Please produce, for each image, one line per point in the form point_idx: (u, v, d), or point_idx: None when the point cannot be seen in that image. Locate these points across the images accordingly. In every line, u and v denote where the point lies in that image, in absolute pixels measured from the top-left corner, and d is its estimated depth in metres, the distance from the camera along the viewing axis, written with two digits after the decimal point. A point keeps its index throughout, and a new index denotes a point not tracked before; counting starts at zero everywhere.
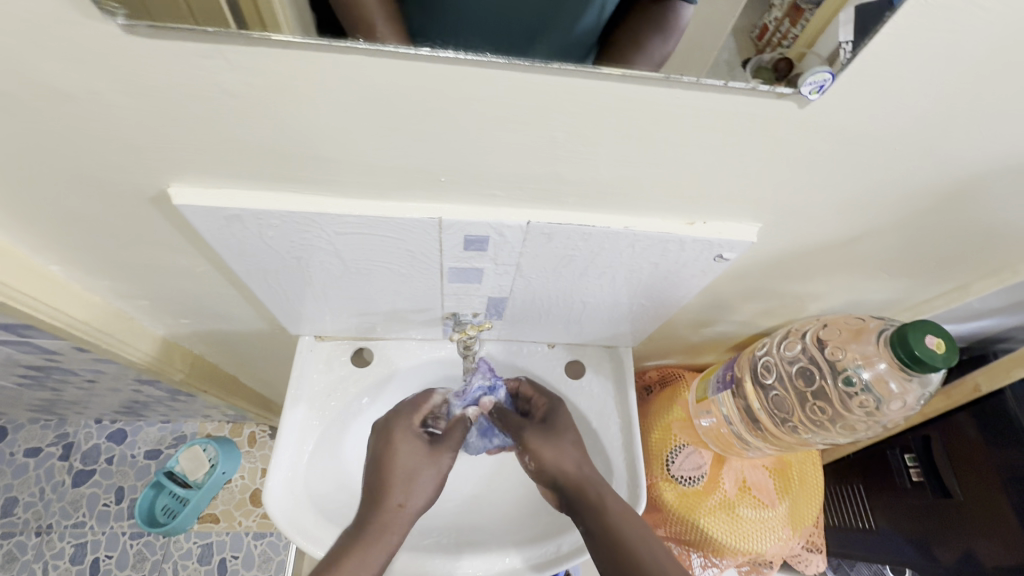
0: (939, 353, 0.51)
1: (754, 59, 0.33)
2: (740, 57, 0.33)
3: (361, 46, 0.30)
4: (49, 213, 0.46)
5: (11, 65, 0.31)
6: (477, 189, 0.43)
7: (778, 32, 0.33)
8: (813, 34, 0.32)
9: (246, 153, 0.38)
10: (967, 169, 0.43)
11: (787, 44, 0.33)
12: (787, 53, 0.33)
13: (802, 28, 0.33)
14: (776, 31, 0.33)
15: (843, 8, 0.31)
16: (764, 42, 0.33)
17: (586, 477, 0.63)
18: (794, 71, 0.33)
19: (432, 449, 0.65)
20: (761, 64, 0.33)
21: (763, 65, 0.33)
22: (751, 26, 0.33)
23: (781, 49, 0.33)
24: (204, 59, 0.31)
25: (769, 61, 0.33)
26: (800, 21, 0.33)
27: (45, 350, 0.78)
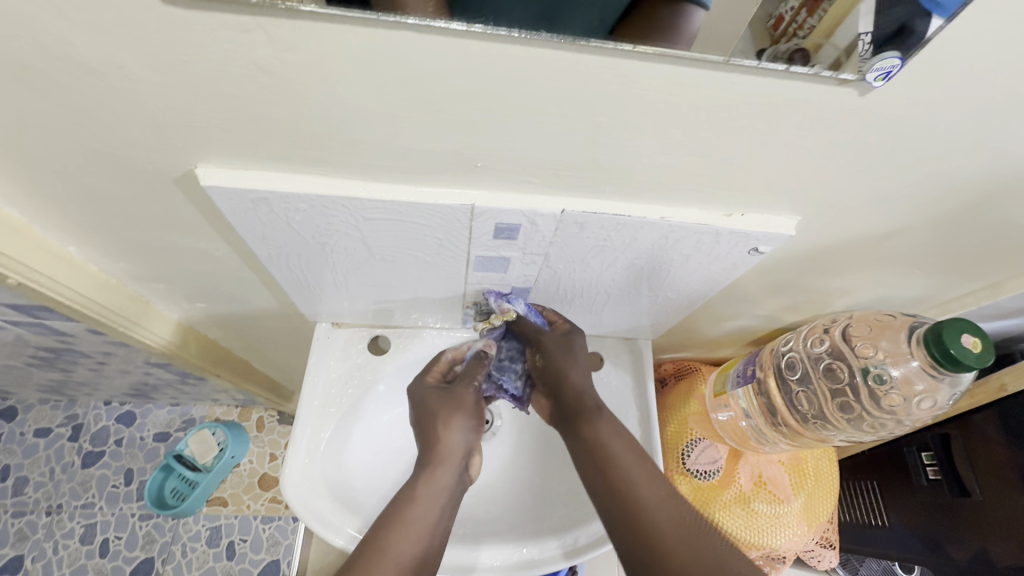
0: (973, 352, 0.50)
1: (771, 49, 0.31)
2: (755, 47, 0.31)
3: (410, 22, 0.29)
4: (69, 193, 0.45)
5: (39, 36, 0.30)
6: (511, 175, 0.42)
7: (794, 22, 0.32)
8: (830, 25, 0.32)
9: (276, 133, 0.37)
10: (1018, 164, 0.41)
11: (802, 35, 0.32)
12: (803, 44, 0.32)
13: (819, 18, 0.32)
14: (792, 21, 0.31)
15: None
16: (779, 32, 0.32)
17: (591, 400, 0.63)
18: (811, 60, 0.32)
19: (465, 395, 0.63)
20: (778, 53, 0.31)
21: (779, 56, 0.31)
22: (768, 15, 0.31)
23: (796, 40, 0.32)
24: (241, 34, 0.29)
25: (784, 52, 0.31)
26: (817, 10, 0.32)
27: (57, 331, 0.77)
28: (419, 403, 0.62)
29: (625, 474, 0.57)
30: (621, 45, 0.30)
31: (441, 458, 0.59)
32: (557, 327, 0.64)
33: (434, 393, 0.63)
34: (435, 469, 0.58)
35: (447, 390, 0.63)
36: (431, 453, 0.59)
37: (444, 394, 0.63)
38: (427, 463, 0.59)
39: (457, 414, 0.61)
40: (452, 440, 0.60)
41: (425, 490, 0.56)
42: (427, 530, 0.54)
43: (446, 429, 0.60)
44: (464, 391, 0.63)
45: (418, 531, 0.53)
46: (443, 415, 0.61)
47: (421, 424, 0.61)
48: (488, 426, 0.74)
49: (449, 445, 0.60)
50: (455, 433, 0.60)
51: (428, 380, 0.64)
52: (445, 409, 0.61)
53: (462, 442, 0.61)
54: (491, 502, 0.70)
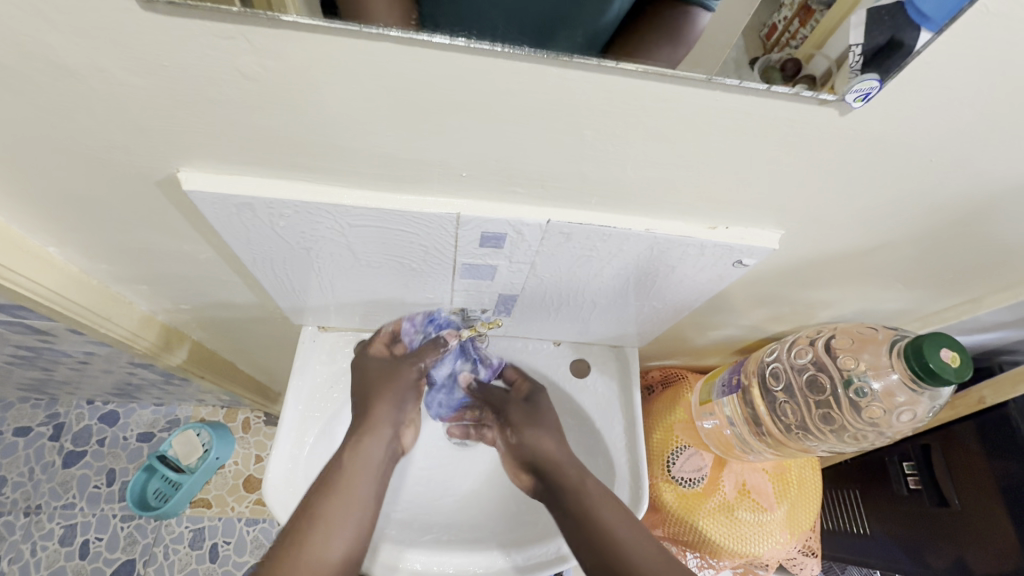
0: (952, 366, 0.51)
1: (763, 59, 0.32)
2: (748, 56, 0.32)
3: (393, 34, 0.29)
4: (49, 193, 0.44)
5: (16, 38, 0.29)
6: (497, 186, 0.42)
7: (787, 32, 0.33)
8: (822, 37, 0.33)
9: (261, 139, 0.37)
10: (996, 183, 0.42)
11: (795, 45, 0.33)
12: (796, 53, 0.33)
13: (810, 29, 0.33)
14: (785, 31, 0.33)
15: (855, 10, 0.32)
16: (772, 42, 0.32)
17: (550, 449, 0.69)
18: (802, 72, 0.33)
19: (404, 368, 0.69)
20: (770, 64, 0.32)
21: (772, 65, 0.32)
22: (761, 24, 0.33)
23: (789, 49, 0.33)
24: (224, 40, 0.29)
25: (778, 61, 0.32)
26: (808, 21, 0.33)
27: (38, 330, 0.76)
28: (364, 371, 0.69)
29: (592, 502, 0.64)
30: (606, 60, 0.30)
31: (372, 433, 0.65)
32: (518, 389, 0.74)
33: (380, 365, 0.69)
34: (365, 441, 0.64)
35: (391, 362, 0.69)
36: (363, 425, 0.65)
37: (387, 367, 0.69)
38: (356, 433, 0.65)
39: (392, 390, 0.68)
40: (381, 415, 0.66)
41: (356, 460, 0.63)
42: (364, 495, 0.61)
43: (380, 403, 0.66)
44: (407, 369, 0.69)
45: (355, 497, 0.60)
46: (381, 386, 0.68)
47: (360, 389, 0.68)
48: (475, 431, 0.74)
49: (378, 420, 0.66)
50: (388, 407, 0.67)
51: (374, 352, 0.69)
52: (384, 381, 0.68)
53: (393, 417, 0.67)
54: (476, 508, 0.70)
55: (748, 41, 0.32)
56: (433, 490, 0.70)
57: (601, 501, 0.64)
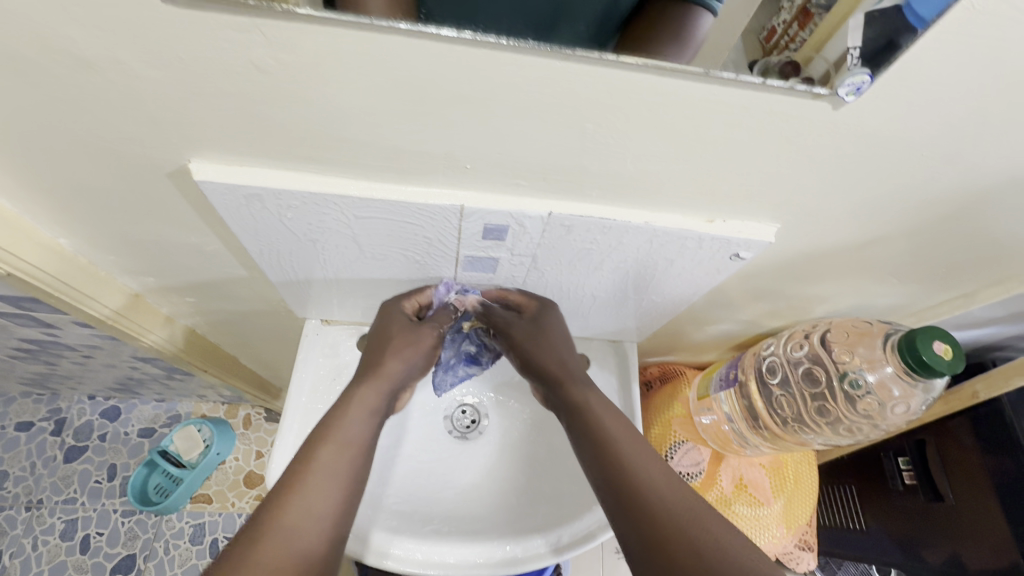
0: (945, 359, 0.52)
1: (762, 62, 0.35)
2: (747, 58, 0.34)
3: (402, 28, 0.30)
4: (61, 184, 0.45)
5: (36, 30, 0.30)
6: (499, 179, 0.43)
7: (786, 35, 0.36)
8: (820, 41, 0.35)
9: (272, 132, 0.38)
10: (988, 178, 0.43)
11: (794, 47, 0.36)
12: (795, 55, 0.35)
13: (810, 31, 0.36)
14: (784, 34, 0.36)
15: (853, 14, 0.34)
16: (771, 43, 0.36)
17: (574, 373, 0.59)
18: (801, 73, 0.34)
19: (426, 330, 0.60)
20: (769, 67, 0.34)
21: (771, 66, 0.34)
22: (762, 27, 0.37)
23: (788, 51, 0.36)
24: (238, 33, 0.30)
25: (776, 63, 0.35)
26: (808, 24, 0.36)
27: (43, 323, 0.77)
28: (384, 326, 0.60)
29: (610, 436, 0.52)
30: (607, 55, 0.32)
31: (377, 384, 0.56)
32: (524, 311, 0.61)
33: (403, 321, 0.60)
34: (366, 397, 0.54)
35: (413, 323, 0.61)
36: (368, 377, 0.56)
37: (410, 327, 0.60)
38: (359, 384, 0.55)
39: (409, 350, 0.59)
40: (392, 371, 0.57)
41: (360, 405, 0.53)
42: (360, 446, 0.50)
43: (394, 359, 0.58)
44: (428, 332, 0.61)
45: (347, 448, 0.49)
46: (396, 342, 0.59)
47: (375, 340, 0.60)
48: (475, 426, 0.76)
49: (388, 373, 0.57)
50: (399, 365, 0.58)
51: (404, 306, 0.61)
52: (401, 340, 0.59)
53: (399, 375, 0.58)
54: (476, 501, 0.71)
55: (748, 47, 0.35)
56: (434, 483, 0.71)
57: (619, 435, 0.53)
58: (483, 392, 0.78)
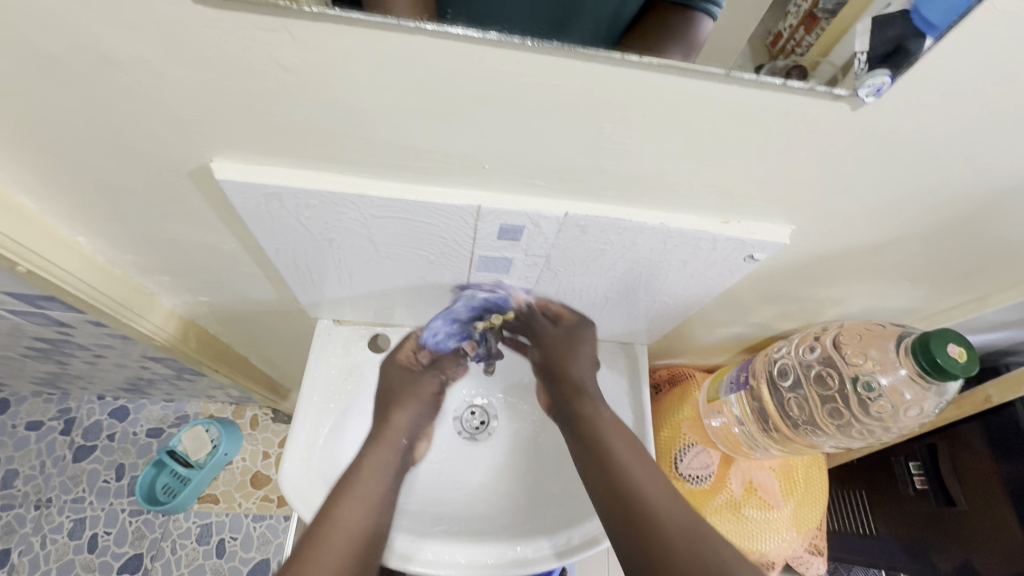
0: (960, 362, 0.52)
1: (768, 65, 0.34)
2: (753, 62, 0.34)
3: (427, 28, 0.30)
4: (83, 183, 0.46)
5: (69, 30, 0.31)
6: (516, 179, 0.43)
7: (793, 40, 0.35)
8: (828, 43, 0.35)
9: (294, 131, 0.38)
10: (1003, 180, 0.43)
11: (800, 53, 0.35)
12: (801, 60, 0.35)
13: (817, 35, 0.36)
14: (790, 39, 0.35)
15: (861, 18, 0.34)
16: (777, 48, 0.35)
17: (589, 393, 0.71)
18: (806, 76, 0.34)
19: (425, 381, 0.72)
20: (776, 69, 0.34)
21: (778, 70, 0.34)
22: (767, 32, 0.36)
23: (793, 56, 0.35)
24: (266, 32, 0.31)
25: (782, 67, 0.34)
26: (814, 28, 0.36)
27: (57, 322, 0.77)
28: (388, 382, 0.71)
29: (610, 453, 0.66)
30: (628, 55, 0.32)
31: (387, 446, 0.67)
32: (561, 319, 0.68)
33: (402, 375, 0.72)
34: (378, 450, 0.66)
35: (413, 376, 0.72)
36: (380, 434, 0.68)
37: (410, 379, 0.71)
38: (373, 446, 0.67)
39: (415, 401, 0.71)
40: (400, 425, 0.69)
41: (374, 466, 0.65)
42: (378, 503, 0.62)
43: (400, 411, 0.69)
44: (428, 381, 0.72)
45: (387, 452, 0.67)
46: (399, 396, 0.71)
47: (381, 395, 0.71)
48: (484, 427, 0.76)
49: (395, 430, 0.68)
50: (406, 417, 0.70)
51: (398, 360, 0.72)
52: (405, 392, 0.71)
53: (407, 426, 0.69)
54: (486, 502, 0.71)
55: (757, 52, 0.35)
56: (444, 484, 0.71)
57: (620, 449, 0.66)
58: (492, 393, 0.78)
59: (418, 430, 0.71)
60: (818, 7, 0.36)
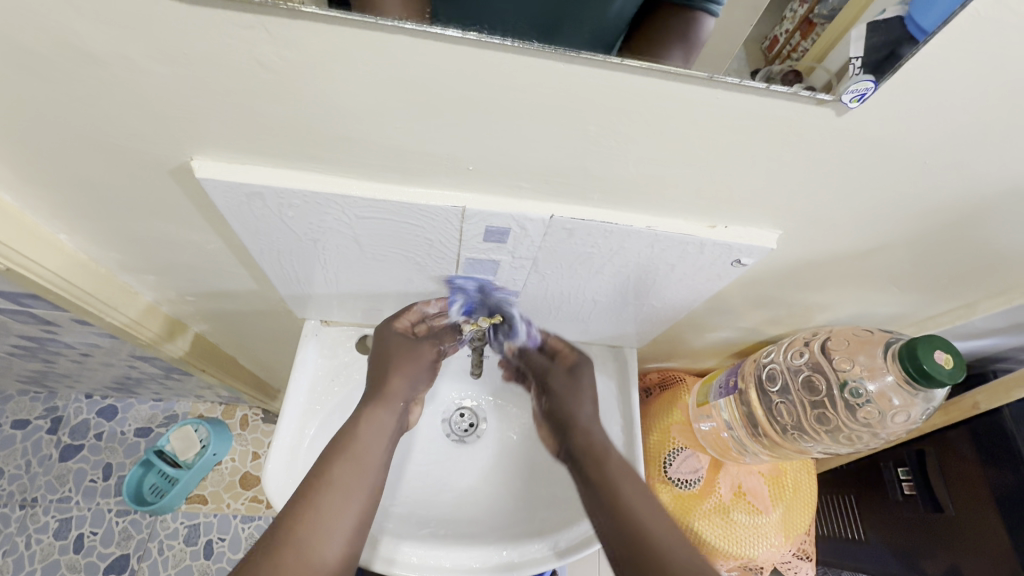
0: (946, 368, 0.52)
1: (763, 70, 0.34)
2: (750, 66, 0.34)
3: (408, 27, 0.30)
4: (63, 179, 0.45)
5: (43, 24, 0.30)
6: (502, 181, 0.43)
7: (789, 44, 0.35)
8: (823, 49, 0.34)
9: (275, 129, 0.38)
10: (990, 186, 0.43)
11: (796, 57, 0.34)
12: (797, 65, 0.34)
13: (813, 41, 0.35)
14: (786, 44, 0.34)
15: (855, 25, 0.34)
16: (773, 53, 0.34)
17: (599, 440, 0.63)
18: (802, 81, 0.34)
19: (426, 347, 0.64)
20: (772, 74, 0.34)
21: (774, 76, 0.34)
22: (762, 36, 0.35)
23: (789, 61, 0.34)
24: (246, 30, 0.30)
25: (778, 72, 0.34)
26: (810, 34, 0.35)
27: (41, 320, 0.76)
28: (382, 347, 0.63)
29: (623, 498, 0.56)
30: (612, 57, 0.32)
31: (387, 406, 0.60)
32: (563, 359, 0.69)
33: (398, 341, 0.63)
34: (377, 411, 0.59)
35: (410, 341, 0.64)
36: (376, 395, 0.60)
37: (408, 345, 0.63)
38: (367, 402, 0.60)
39: (414, 364, 0.63)
40: (398, 389, 0.62)
41: (369, 425, 0.58)
42: (372, 467, 0.55)
43: (400, 376, 0.62)
44: (428, 349, 0.65)
45: (366, 456, 0.55)
46: (399, 361, 0.63)
47: (376, 363, 0.63)
48: (472, 430, 0.76)
49: (393, 391, 0.61)
50: (405, 382, 0.63)
51: (396, 327, 0.63)
52: (404, 359, 0.63)
53: (405, 390, 0.62)
54: (473, 505, 0.70)
55: (752, 54, 0.34)
56: (431, 486, 0.71)
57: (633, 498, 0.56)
58: (481, 395, 0.78)
59: (416, 393, 0.64)
60: (814, 11, 0.35)
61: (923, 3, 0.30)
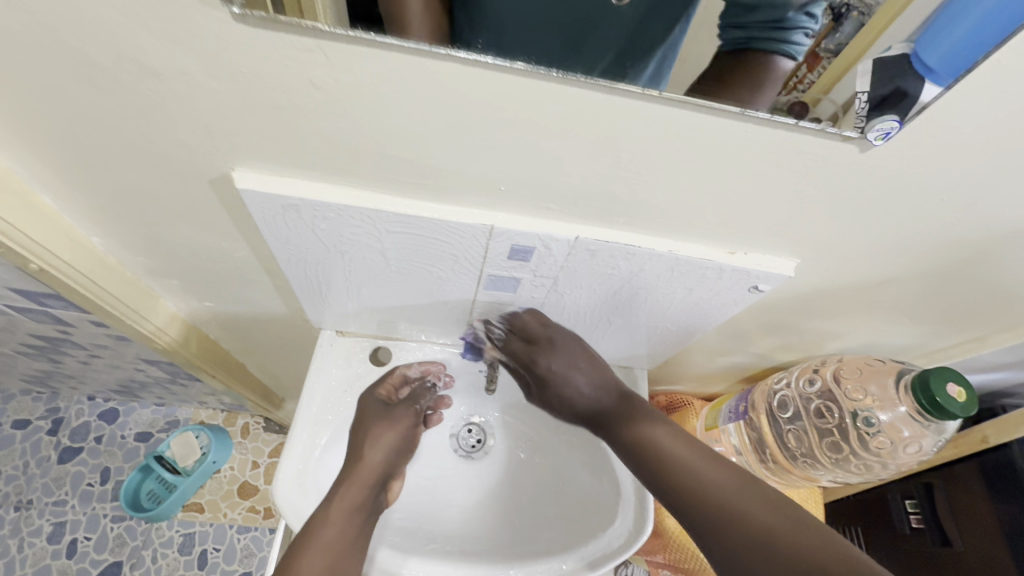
0: (959, 401, 0.53)
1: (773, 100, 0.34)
2: (759, 91, 0.34)
3: (460, 55, 0.32)
4: (102, 184, 0.46)
5: (111, 39, 0.32)
6: (530, 201, 0.44)
7: (796, 76, 0.34)
8: (829, 82, 0.35)
9: (314, 143, 0.39)
10: (1002, 225, 0.44)
11: (802, 89, 0.35)
12: (803, 97, 0.35)
13: (819, 73, 0.35)
14: (794, 75, 0.34)
15: (861, 59, 0.34)
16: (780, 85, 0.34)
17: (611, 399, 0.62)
18: (809, 113, 0.35)
19: (402, 413, 0.69)
20: (777, 106, 0.34)
21: (780, 106, 0.34)
22: (771, 68, 0.34)
23: (796, 92, 0.35)
24: (304, 53, 0.32)
25: (785, 103, 0.34)
26: (817, 66, 0.34)
27: (57, 320, 0.77)
28: (363, 417, 0.67)
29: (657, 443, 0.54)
30: (651, 90, 0.33)
31: (360, 481, 0.61)
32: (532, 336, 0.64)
33: (378, 410, 0.68)
34: (349, 488, 0.60)
35: (387, 409, 0.69)
36: (352, 473, 0.62)
37: (385, 411, 0.68)
38: (345, 479, 0.61)
39: (392, 432, 0.67)
40: (374, 461, 0.64)
41: (343, 503, 0.59)
42: (344, 547, 0.56)
43: (374, 448, 0.65)
44: (406, 413, 0.70)
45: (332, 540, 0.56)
46: (374, 433, 0.66)
47: (355, 435, 0.66)
48: (480, 446, 0.76)
49: (371, 465, 0.63)
50: (379, 454, 0.65)
51: (378, 394, 0.69)
52: (379, 428, 0.66)
53: (382, 462, 0.64)
54: (478, 522, 0.70)
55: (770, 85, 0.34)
56: (438, 501, 0.71)
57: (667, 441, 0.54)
58: (489, 411, 0.78)
59: (392, 465, 0.66)
60: (820, 45, 0.34)
61: (929, 41, 0.31)
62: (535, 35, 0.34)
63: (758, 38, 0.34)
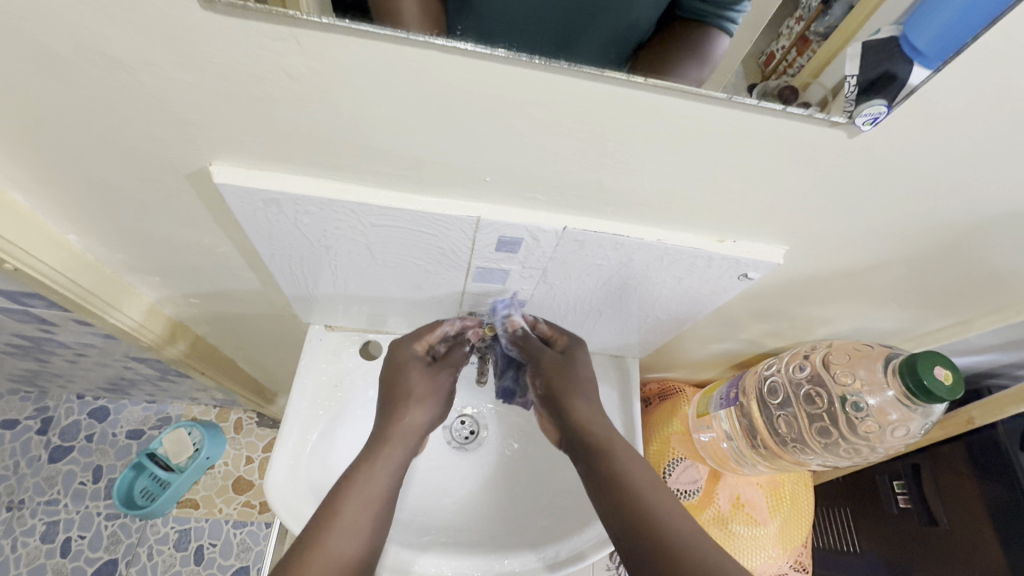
0: (945, 385, 0.53)
1: (761, 86, 0.34)
2: (746, 82, 0.34)
3: (438, 43, 0.31)
4: (75, 179, 0.45)
5: (70, 29, 0.31)
6: (517, 192, 0.43)
7: (785, 60, 0.34)
8: (818, 65, 0.35)
9: (291, 136, 0.38)
10: (990, 209, 0.44)
11: (792, 72, 0.35)
12: (793, 81, 0.35)
13: (808, 57, 0.35)
14: (782, 60, 0.34)
15: (849, 44, 0.34)
16: (769, 69, 0.34)
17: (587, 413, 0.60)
18: (799, 97, 0.34)
19: (443, 371, 0.62)
20: (768, 91, 0.34)
21: (769, 92, 0.34)
22: (760, 51, 0.34)
23: (785, 77, 0.35)
24: (274, 41, 0.31)
25: (774, 88, 0.34)
26: (806, 50, 0.35)
27: (40, 319, 0.76)
28: (399, 373, 0.61)
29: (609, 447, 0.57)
30: (633, 76, 0.32)
31: (400, 439, 0.56)
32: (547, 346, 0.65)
33: (419, 366, 0.62)
34: (390, 447, 0.55)
35: (427, 366, 0.62)
36: (389, 433, 0.56)
37: (424, 369, 0.62)
38: (384, 440, 0.56)
39: (433, 396, 0.61)
40: (416, 420, 0.58)
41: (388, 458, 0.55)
42: (379, 503, 0.52)
43: (420, 406, 0.59)
44: (444, 375, 0.63)
45: (371, 500, 0.51)
46: (416, 390, 0.60)
47: (392, 389, 0.60)
48: (474, 437, 0.76)
49: (410, 426, 0.58)
50: (424, 413, 0.59)
51: (416, 349, 0.62)
52: (421, 385, 0.61)
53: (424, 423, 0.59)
54: (472, 513, 0.70)
55: (746, 68, 0.34)
56: (432, 493, 0.71)
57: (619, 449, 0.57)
58: (481, 403, 0.77)
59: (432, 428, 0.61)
60: (809, 29, 0.35)
61: (917, 24, 0.31)
62: (515, 22, 0.33)
63: (712, 13, 0.34)
